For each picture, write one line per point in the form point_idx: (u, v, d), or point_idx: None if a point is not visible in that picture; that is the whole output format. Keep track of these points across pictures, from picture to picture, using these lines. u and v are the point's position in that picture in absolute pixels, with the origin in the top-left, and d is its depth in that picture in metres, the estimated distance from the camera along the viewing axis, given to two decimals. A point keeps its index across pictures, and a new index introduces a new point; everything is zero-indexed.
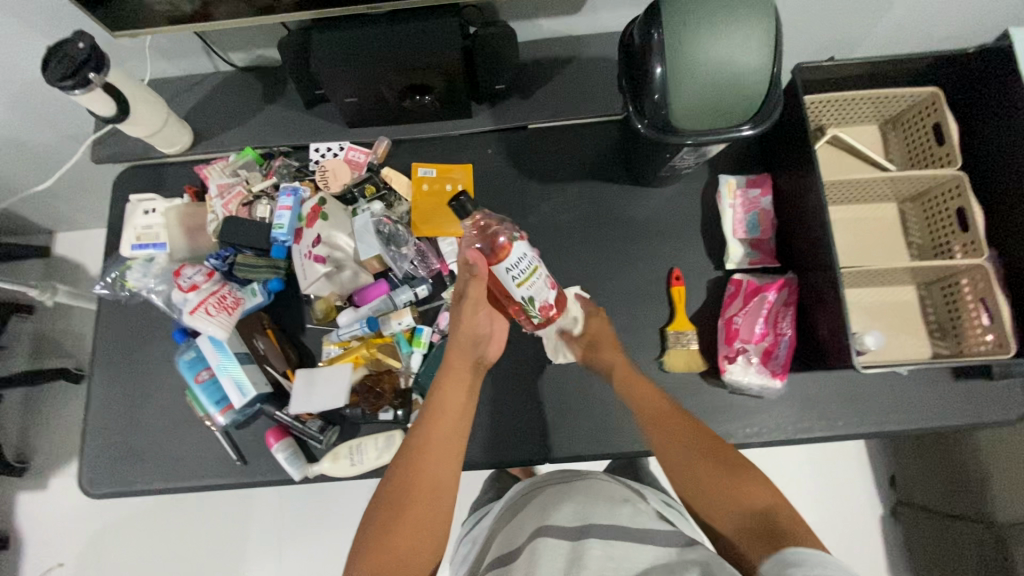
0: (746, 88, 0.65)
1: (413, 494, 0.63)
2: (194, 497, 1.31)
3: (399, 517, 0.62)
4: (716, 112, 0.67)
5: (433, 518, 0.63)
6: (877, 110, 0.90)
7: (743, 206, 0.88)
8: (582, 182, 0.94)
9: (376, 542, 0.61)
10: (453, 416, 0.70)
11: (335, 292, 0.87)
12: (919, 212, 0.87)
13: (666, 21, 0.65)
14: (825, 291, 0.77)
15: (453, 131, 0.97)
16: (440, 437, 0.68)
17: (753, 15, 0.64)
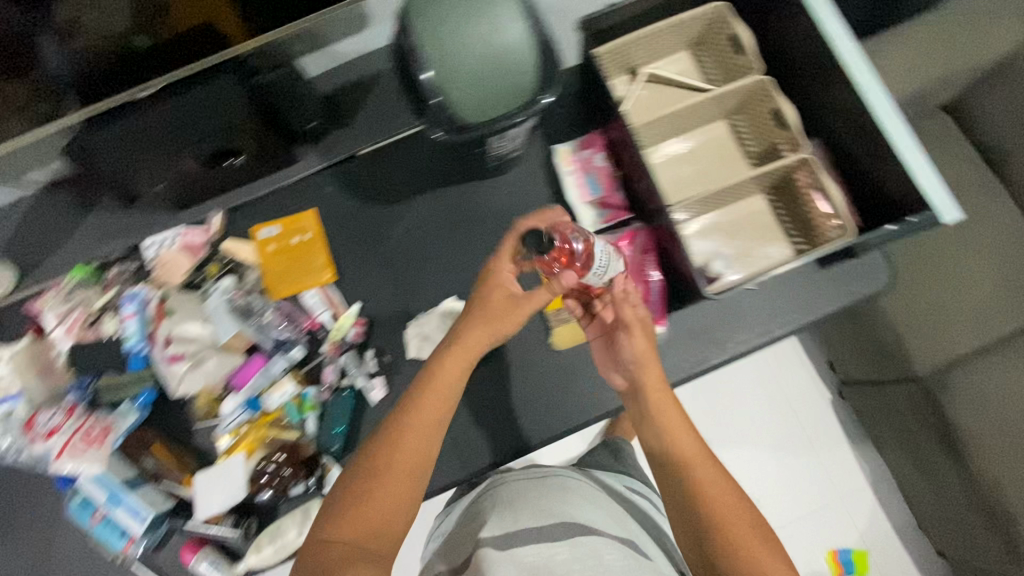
0: (519, 65, 0.65)
1: (388, 468, 0.58)
2: None
3: (370, 495, 0.57)
4: (500, 101, 0.66)
5: (403, 496, 0.58)
6: (678, 38, 0.90)
7: (580, 170, 0.88)
8: (429, 192, 0.92)
9: (340, 522, 0.56)
10: (447, 390, 0.63)
11: (210, 383, 0.83)
12: (745, 121, 0.88)
13: (415, 26, 0.63)
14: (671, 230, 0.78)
15: (283, 181, 0.93)
16: (429, 409, 0.61)
17: None
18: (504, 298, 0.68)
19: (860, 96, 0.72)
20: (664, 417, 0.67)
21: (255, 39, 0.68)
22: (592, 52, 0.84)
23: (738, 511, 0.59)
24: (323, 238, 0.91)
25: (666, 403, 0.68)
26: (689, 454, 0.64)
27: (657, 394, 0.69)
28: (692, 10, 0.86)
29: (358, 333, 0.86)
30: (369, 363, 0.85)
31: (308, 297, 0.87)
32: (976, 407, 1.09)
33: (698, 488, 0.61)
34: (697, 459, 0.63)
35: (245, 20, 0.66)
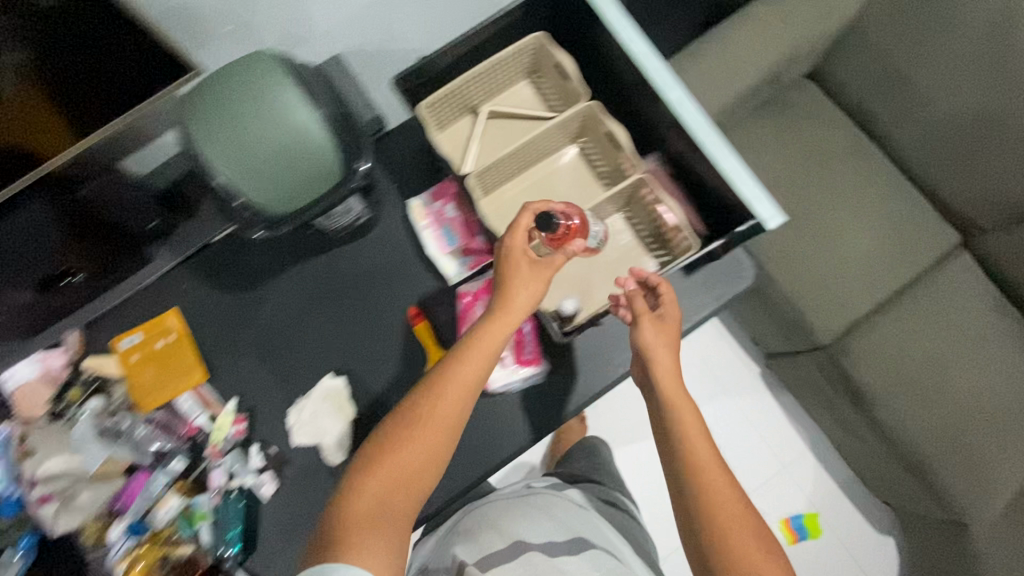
0: (309, 148, 0.62)
1: (422, 420, 0.64)
2: None
3: (402, 445, 0.63)
4: (311, 183, 0.65)
5: (429, 452, 0.64)
6: (511, 71, 0.89)
7: (435, 223, 0.87)
8: (290, 269, 0.89)
9: (377, 464, 0.62)
10: (482, 352, 0.68)
11: (90, 515, 0.79)
12: (590, 144, 0.89)
13: (192, 134, 0.60)
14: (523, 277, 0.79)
15: (139, 286, 0.89)
16: (466, 368, 0.67)
17: (266, 79, 0.60)
18: (528, 269, 0.71)
19: (673, 114, 0.74)
20: (684, 423, 0.71)
21: (83, 143, 0.63)
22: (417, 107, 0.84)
23: (742, 514, 0.65)
24: (188, 337, 0.87)
25: (683, 401, 0.72)
26: (705, 465, 0.67)
27: (676, 392, 0.73)
28: (513, 44, 0.85)
29: (240, 430, 0.84)
30: (256, 459, 0.83)
31: (182, 402, 0.84)
32: (877, 365, 1.14)
33: (709, 495, 0.65)
34: (714, 463, 0.67)
35: (70, 122, 0.62)
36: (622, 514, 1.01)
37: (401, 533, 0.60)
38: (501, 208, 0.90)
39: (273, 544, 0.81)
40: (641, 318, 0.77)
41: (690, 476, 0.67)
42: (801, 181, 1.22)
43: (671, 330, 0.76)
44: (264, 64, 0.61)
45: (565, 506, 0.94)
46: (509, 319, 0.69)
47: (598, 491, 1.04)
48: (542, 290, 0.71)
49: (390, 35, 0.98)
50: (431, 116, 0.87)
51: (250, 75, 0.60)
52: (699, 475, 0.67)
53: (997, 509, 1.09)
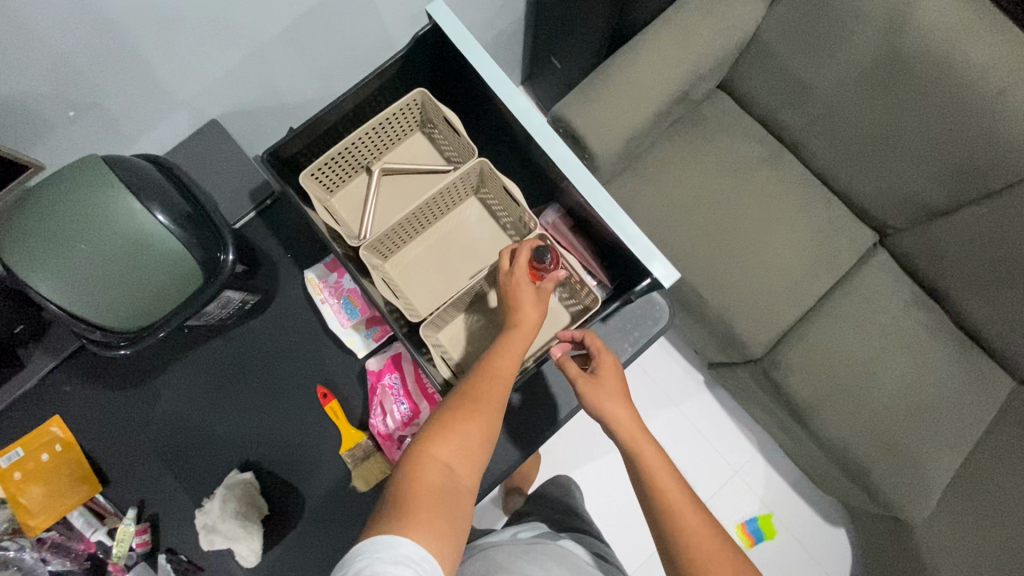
0: (157, 245, 0.57)
1: (469, 405, 0.64)
2: None
3: (452, 427, 0.62)
4: (160, 292, 0.59)
5: (479, 437, 0.63)
6: (399, 128, 0.85)
7: (334, 296, 0.82)
8: (184, 359, 0.83)
9: (428, 451, 0.61)
10: (517, 347, 0.68)
11: None
12: (490, 196, 0.86)
13: (12, 266, 0.54)
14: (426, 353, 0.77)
15: (15, 394, 0.81)
16: (505, 359, 0.67)
17: (90, 187, 0.55)
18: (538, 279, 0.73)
19: (560, 172, 0.72)
20: (652, 472, 0.67)
21: None
22: (300, 178, 0.80)
23: (720, 558, 0.61)
24: (76, 444, 0.80)
25: (647, 445, 0.69)
26: (682, 504, 0.64)
27: (642, 440, 0.69)
28: (395, 101, 0.81)
29: (144, 541, 0.77)
30: (164, 570, 0.77)
31: (75, 517, 0.78)
32: (808, 375, 1.15)
33: (687, 534, 0.63)
34: (684, 510, 0.64)
35: None
36: (608, 565, 0.92)
37: (455, 516, 0.58)
38: (405, 270, 0.86)
39: None
40: (575, 380, 0.72)
41: (668, 518, 0.64)
42: (720, 196, 1.21)
43: (608, 385, 0.72)
44: (94, 171, 0.56)
45: (577, 563, 0.85)
46: (532, 319, 0.70)
47: (586, 542, 0.94)
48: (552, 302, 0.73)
49: (271, 94, 0.92)
50: (318, 182, 0.83)
51: (72, 189, 0.55)
52: (674, 525, 0.63)
53: (933, 502, 1.11)
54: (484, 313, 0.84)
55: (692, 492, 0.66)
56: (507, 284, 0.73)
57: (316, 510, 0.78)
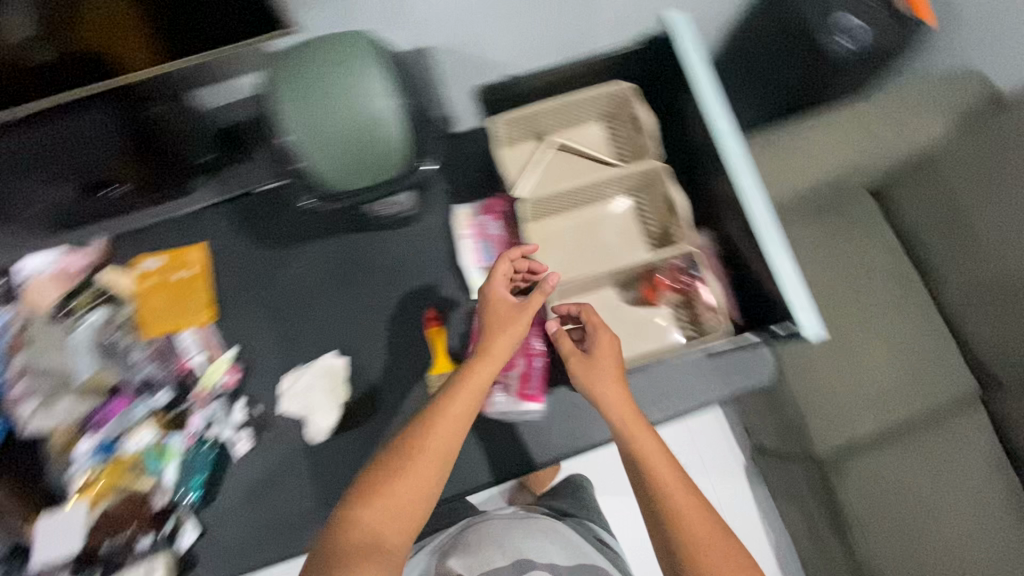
0: (386, 127, 0.63)
1: (413, 455, 0.61)
2: None
3: (392, 478, 0.59)
4: (354, 174, 0.65)
5: (418, 492, 0.59)
6: (588, 112, 0.90)
7: (476, 235, 0.87)
8: (323, 240, 0.89)
9: (362, 506, 0.58)
10: (474, 385, 0.66)
11: (66, 420, 0.79)
12: (646, 202, 0.88)
13: (279, 90, 0.62)
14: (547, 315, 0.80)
15: (174, 213, 0.89)
16: (458, 401, 0.64)
17: (360, 56, 0.62)
18: (507, 306, 0.72)
19: (738, 201, 0.75)
20: (648, 461, 0.63)
21: (160, 65, 0.61)
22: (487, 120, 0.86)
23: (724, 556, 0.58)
24: (207, 275, 0.87)
25: (642, 431, 0.66)
26: (669, 486, 0.61)
27: (630, 422, 0.67)
28: (600, 87, 0.86)
29: (231, 381, 0.83)
30: (238, 415, 0.82)
31: (182, 338, 0.84)
32: (867, 494, 1.11)
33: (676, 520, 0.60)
34: (685, 502, 0.61)
35: (156, 35, 0.59)
36: (610, 550, 0.97)
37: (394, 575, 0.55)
38: (546, 238, 0.89)
39: (229, 506, 0.80)
40: (567, 357, 0.74)
41: (661, 499, 0.61)
42: (845, 287, 1.18)
43: (602, 367, 0.71)
44: (368, 44, 0.62)
45: (566, 532, 0.92)
46: (497, 352, 0.69)
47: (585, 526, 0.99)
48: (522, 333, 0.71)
49: None
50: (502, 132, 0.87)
51: (346, 52, 0.62)
52: (670, 515, 0.60)
53: None
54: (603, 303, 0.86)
55: (686, 483, 0.62)
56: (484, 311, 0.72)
57: (388, 415, 0.82)
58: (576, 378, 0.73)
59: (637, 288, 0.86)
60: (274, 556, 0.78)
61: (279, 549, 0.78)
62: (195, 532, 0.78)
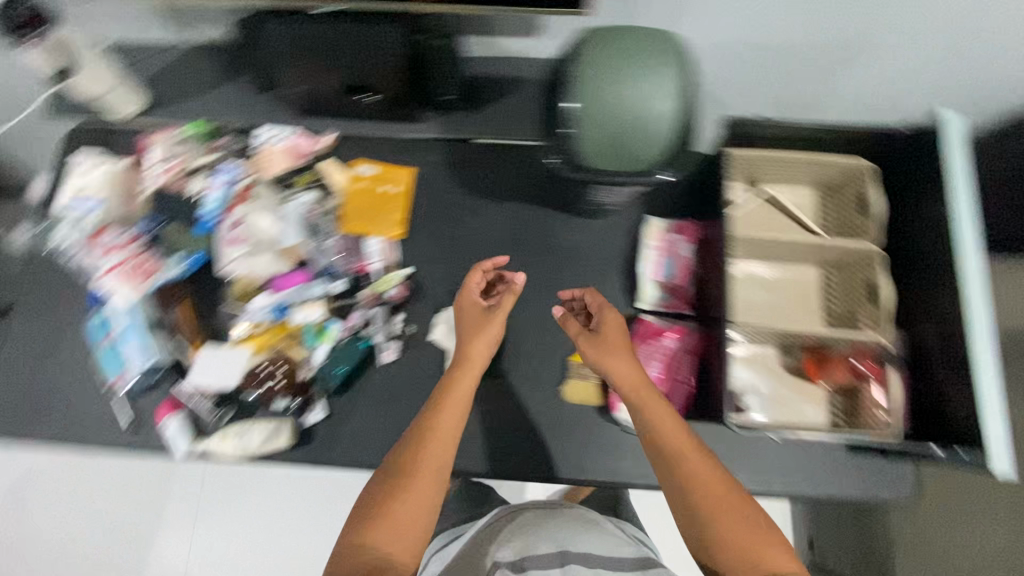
0: (657, 136, 0.66)
1: (410, 472, 0.66)
2: (107, 466, 1.41)
3: (394, 495, 0.64)
4: (603, 159, 0.68)
5: (409, 508, 0.63)
6: (811, 175, 0.89)
7: (662, 250, 0.87)
8: (515, 202, 0.93)
9: (369, 521, 0.63)
10: (457, 401, 0.71)
11: (254, 274, 0.88)
12: (838, 280, 0.86)
13: (586, 62, 0.66)
14: (713, 348, 0.80)
15: (400, 134, 0.98)
16: (443, 421, 0.69)
17: (665, 67, 0.65)
18: (479, 314, 0.79)
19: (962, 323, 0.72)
20: (660, 434, 0.65)
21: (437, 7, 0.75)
22: (724, 150, 0.83)
23: (751, 529, 0.59)
24: (408, 196, 0.95)
25: (651, 399, 0.68)
26: (680, 454, 0.63)
27: (641, 390, 0.68)
28: (839, 155, 0.85)
29: (397, 295, 0.90)
30: (392, 326, 0.88)
31: (369, 243, 0.91)
32: None
33: (690, 486, 0.62)
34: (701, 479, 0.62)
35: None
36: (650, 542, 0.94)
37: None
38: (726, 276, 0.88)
39: (356, 403, 0.85)
40: (577, 337, 0.75)
41: (674, 470, 0.63)
42: None
43: (610, 342, 0.73)
44: (677, 57, 0.66)
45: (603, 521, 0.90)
46: (478, 356, 0.76)
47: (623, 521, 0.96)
48: (496, 339, 0.78)
49: None
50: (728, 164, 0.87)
51: (655, 57, 0.65)
52: (687, 491, 0.62)
53: None
54: (762, 360, 0.85)
55: (702, 456, 0.64)
56: (468, 319, 0.80)
57: (523, 381, 0.85)
58: (588, 356, 0.73)
59: (800, 357, 0.84)
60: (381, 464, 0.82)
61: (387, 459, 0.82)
62: (322, 413, 0.84)
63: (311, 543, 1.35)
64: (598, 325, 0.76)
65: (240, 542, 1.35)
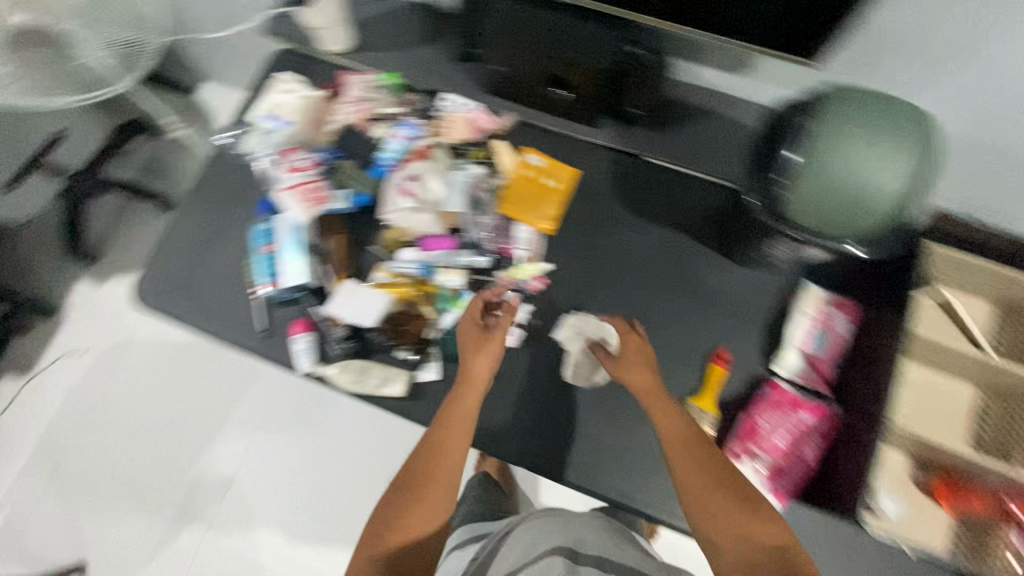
0: (874, 208, 0.63)
1: (424, 483, 0.70)
2: (199, 352, 1.54)
3: (411, 500, 0.69)
4: (807, 215, 0.66)
5: (416, 513, 0.68)
6: (997, 292, 0.84)
7: (818, 321, 0.84)
8: (672, 232, 0.92)
9: (388, 521, 0.68)
10: (460, 417, 0.75)
11: (410, 228, 0.91)
12: (999, 409, 0.81)
13: (823, 117, 0.64)
14: (862, 435, 0.76)
15: (575, 134, 0.97)
16: (451, 436, 0.73)
17: (908, 143, 0.62)
18: (475, 334, 0.80)
19: None
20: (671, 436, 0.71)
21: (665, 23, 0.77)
22: (923, 238, 0.83)
23: (734, 518, 0.64)
24: (568, 195, 0.95)
25: (665, 406, 0.74)
26: (687, 452, 0.69)
27: (654, 400, 0.75)
28: None
29: (534, 287, 0.91)
30: (521, 314, 0.89)
31: (520, 230, 0.92)
32: None
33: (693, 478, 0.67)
34: (689, 472, 0.68)
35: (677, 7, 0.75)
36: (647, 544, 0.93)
37: None
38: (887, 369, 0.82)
39: None
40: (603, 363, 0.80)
41: (680, 471, 0.68)
42: None
43: (631, 366, 0.78)
44: (922, 137, 0.63)
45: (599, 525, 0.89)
46: (479, 371, 0.78)
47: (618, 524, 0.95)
48: (495, 359, 0.79)
49: None
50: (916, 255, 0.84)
51: (900, 130, 0.62)
52: (688, 484, 0.67)
53: None
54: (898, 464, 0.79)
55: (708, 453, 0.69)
56: (467, 335, 0.81)
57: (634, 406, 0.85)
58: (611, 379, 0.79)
59: (933, 474, 0.79)
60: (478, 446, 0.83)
61: (486, 444, 0.83)
62: (435, 374, 0.86)
63: (353, 486, 1.42)
64: (621, 350, 0.81)
65: (291, 459, 1.44)
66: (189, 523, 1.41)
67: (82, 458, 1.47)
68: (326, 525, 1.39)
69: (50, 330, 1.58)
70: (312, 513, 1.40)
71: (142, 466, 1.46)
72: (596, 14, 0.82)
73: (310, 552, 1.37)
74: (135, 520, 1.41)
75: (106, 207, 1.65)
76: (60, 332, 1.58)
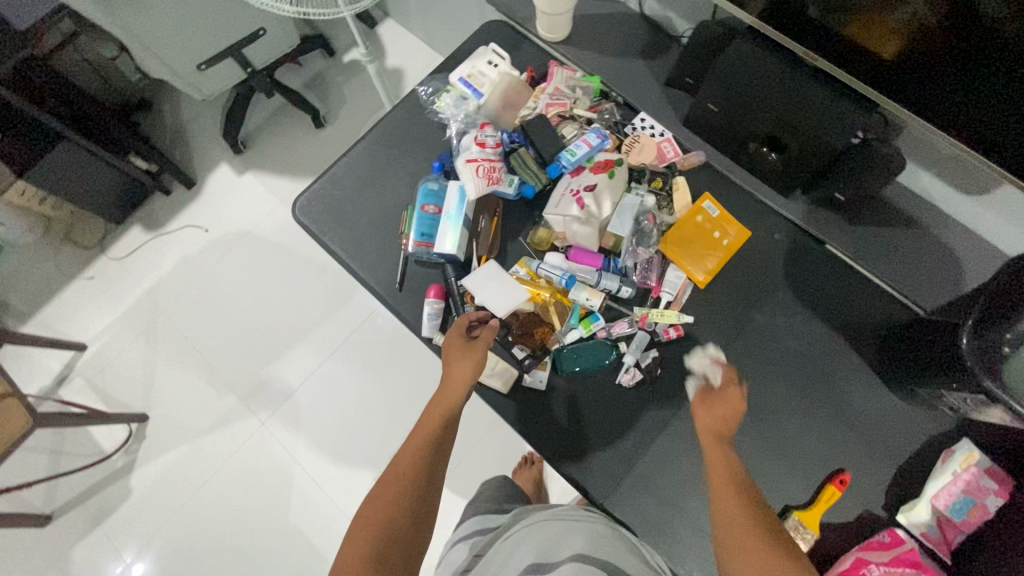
0: None
1: (400, 470, 0.67)
2: (300, 265, 1.60)
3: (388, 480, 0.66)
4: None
5: (405, 505, 0.62)
6: None
7: (965, 485, 0.73)
8: (828, 331, 0.86)
9: (365, 508, 0.63)
10: (437, 409, 0.75)
11: (563, 233, 0.90)
12: None
13: None
14: None
15: (760, 196, 0.92)
16: (422, 430, 0.73)
17: None
18: (457, 341, 0.81)
19: None
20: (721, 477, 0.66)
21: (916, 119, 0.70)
22: None
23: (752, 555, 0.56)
24: (730, 253, 0.90)
25: (720, 453, 0.69)
26: (726, 496, 0.64)
27: (712, 440, 0.71)
28: None
29: (667, 335, 0.86)
30: (645, 357, 0.86)
31: (673, 273, 0.89)
32: None
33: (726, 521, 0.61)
34: (725, 495, 0.63)
35: (942, 105, 0.67)
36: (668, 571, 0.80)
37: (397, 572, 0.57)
38: None
39: (576, 401, 0.86)
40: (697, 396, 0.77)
41: (720, 516, 0.62)
42: None
43: (714, 405, 0.75)
44: None
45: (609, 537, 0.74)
46: (462, 373, 0.78)
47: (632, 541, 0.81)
48: (474, 361, 0.79)
49: None
50: None
51: None
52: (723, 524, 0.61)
53: None
54: None
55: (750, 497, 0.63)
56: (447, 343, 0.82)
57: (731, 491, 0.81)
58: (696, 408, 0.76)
59: None
60: (565, 470, 0.83)
61: (573, 468, 0.83)
62: (542, 384, 0.86)
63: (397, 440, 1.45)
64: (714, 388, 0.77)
65: (351, 393, 1.48)
66: (245, 416, 1.48)
67: (176, 323, 1.58)
68: (362, 466, 1.43)
69: (182, 199, 1.69)
70: (353, 450, 1.44)
71: (221, 350, 1.55)
72: (839, 86, 0.75)
73: (341, 486, 1.41)
74: (202, 395, 1.51)
75: (267, 106, 1.74)
76: (189, 204, 1.68)
